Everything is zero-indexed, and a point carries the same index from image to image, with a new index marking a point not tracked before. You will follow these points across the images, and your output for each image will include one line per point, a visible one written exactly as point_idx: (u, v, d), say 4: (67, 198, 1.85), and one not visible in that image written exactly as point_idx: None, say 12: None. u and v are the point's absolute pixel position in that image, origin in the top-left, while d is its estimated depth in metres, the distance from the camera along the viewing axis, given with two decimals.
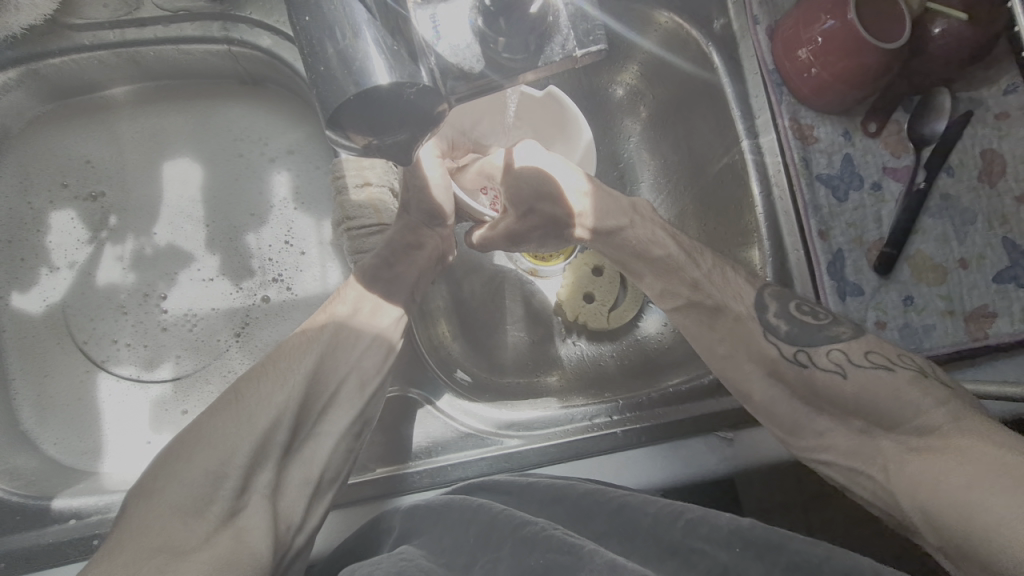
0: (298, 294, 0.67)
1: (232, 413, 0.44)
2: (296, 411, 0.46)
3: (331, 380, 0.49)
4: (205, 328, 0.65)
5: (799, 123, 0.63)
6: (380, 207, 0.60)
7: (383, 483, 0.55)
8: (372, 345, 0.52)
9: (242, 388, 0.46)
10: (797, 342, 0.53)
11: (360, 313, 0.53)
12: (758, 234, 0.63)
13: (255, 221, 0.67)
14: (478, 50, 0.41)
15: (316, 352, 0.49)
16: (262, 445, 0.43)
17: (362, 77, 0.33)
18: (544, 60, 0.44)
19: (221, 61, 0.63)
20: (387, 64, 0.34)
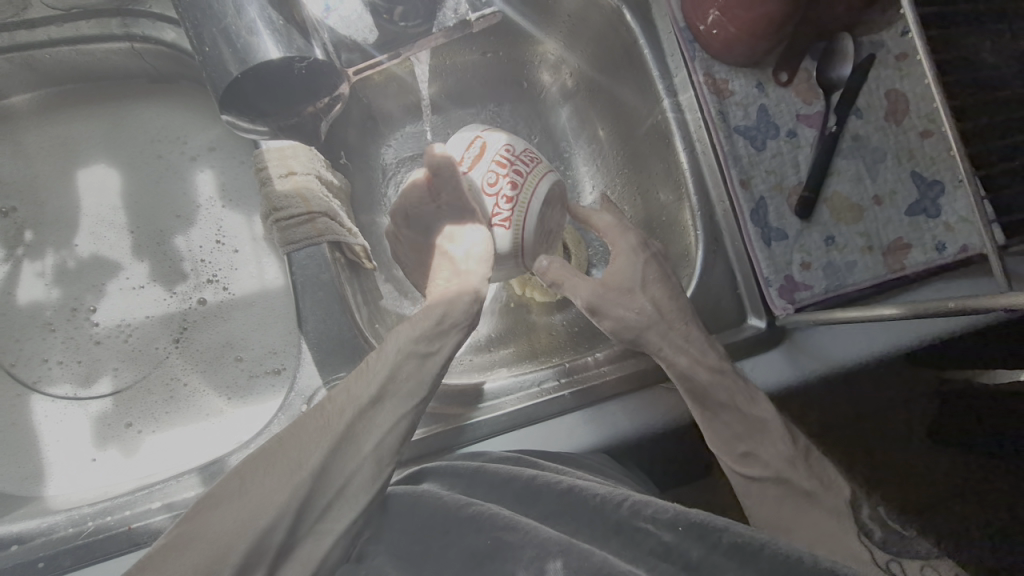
0: (235, 293, 0.65)
1: (227, 509, 0.39)
2: (296, 512, 0.40)
3: (344, 468, 0.43)
4: (142, 338, 0.64)
5: (714, 78, 0.64)
6: (307, 195, 0.58)
7: None
8: (399, 426, 0.46)
9: (246, 474, 0.41)
10: (891, 550, 0.46)
11: (388, 394, 0.46)
12: (685, 188, 0.65)
13: (182, 223, 0.66)
14: (370, 21, 0.47)
15: (327, 445, 0.42)
16: (257, 549, 0.38)
17: (246, 55, 0.34)
18: (440, 25, 0.48)
19: (126, 59, 0.61)
20: (275, 42, 0.34)
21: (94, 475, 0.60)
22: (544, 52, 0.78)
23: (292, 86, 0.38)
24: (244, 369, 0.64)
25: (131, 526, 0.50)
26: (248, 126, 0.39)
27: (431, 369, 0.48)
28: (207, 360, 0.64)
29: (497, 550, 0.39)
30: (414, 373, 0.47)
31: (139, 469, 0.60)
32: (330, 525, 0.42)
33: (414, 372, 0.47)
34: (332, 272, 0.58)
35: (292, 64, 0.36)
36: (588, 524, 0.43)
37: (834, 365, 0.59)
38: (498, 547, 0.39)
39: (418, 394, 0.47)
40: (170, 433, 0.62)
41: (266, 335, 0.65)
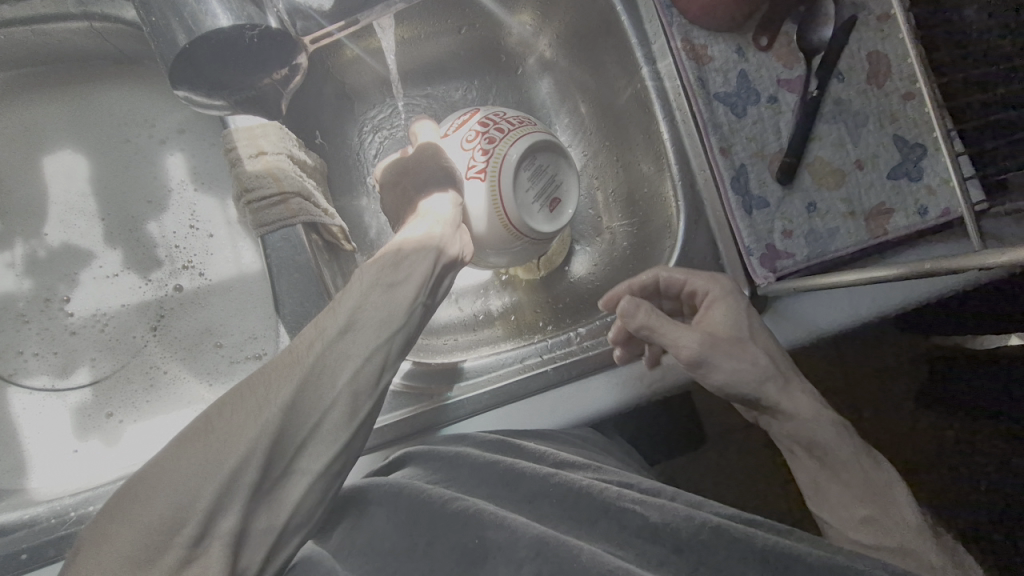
0: (212, 278, 0.64)
1: (195, 449, 0.37)
2: (268, 448, 0.38)
3: (315, 405, 0.40)
4: (119, 327, 0.63)
5: (692, 43, 0.63)
6: (278, 175, 0.57)
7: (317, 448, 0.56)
8: (373, 356, 0.43)
9: (212, 417, 0.38)
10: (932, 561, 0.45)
11: (357, 325, 0.43)
12: (666, 158, 0.65)
13: (154, 208, 0.64)
14: None
15: (296, 379, 0.40)
16: (227, 488, 0.36)
17: (195, 23, 0.37)
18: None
19: (86, 39, 0.59)
20: (223, 8, 0.37)
21: (77, 466, 0.59)
22: (521, 22, 0.77)
23: (243, 64, 0.39)
24: (224, 355, 0.64)
25: None
26: (205, 102, 0.41)
27: (405, 295, 0.45)
28: (186, 347, 0.64)
29: (481, 548, 0.38)
30: (386, 301, 0.44)
31: (121, 459, 0.59)
32: (308, 463, 0.40)
33: (387, 303, 0.44)
34: (308, 254, 0.57)
35: (242, 35, 0.38)
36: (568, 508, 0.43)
37: (814, 332, 0.60)
38: (486, 546, 0.38)
39: (393, 323, 0.44)
40: (153, 422, 0.62)
41: (245, 320, 0.64)
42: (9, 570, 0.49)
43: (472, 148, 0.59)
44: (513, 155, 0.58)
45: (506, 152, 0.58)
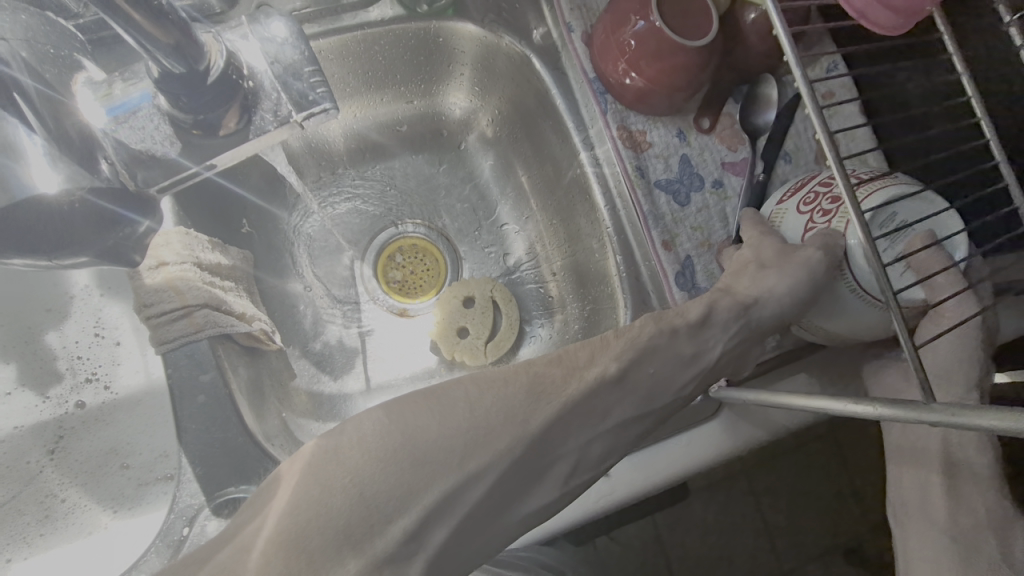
0: (118, 392, 0.59)
1: (448, 427, 0.39)
2: (507, 467, 0.39)
3: (558, 446, 0.41)
4: (10, 452, 0.57)
5: (629, 130, 0.59)
6: (181, 286, 0.52)
7: None
8: (615, 430, 0.43)
9: (481, 401, 0.40)
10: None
11: (628, 380, 0.44)
12: (610, 246, 0.61)
13: (54, 317, 0.59)
14: (168, 131, 0.39)
15: (558, 408, 0.41)
16: (463, 486, 0.37)
17: (17, 187, 0.29)
18: (256, 130, 0.41)
19: None
20: (51, 165, 0.30)
21: None
22: (458, 99, 0.74)
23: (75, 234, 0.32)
24: (131, 477, 0.58)
25: None
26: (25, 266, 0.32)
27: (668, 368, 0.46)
28: (87, 470, 0.57)
29: None
30: (661, 368, 0.46)
31: None
32: (524, 505, 0.40)
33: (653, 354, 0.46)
34: (214, 371, 0.52)
35: (74, 206, 0.31)
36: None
37: (767, 433, 0.56)
38: None
39: (652, 400, 0.45)
40: (45, 559, 0.55)
41: (155, 436, 0.58)
42: None
43: (810, 210, 0.48)
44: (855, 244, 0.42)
45: (841, 237, 0.43)
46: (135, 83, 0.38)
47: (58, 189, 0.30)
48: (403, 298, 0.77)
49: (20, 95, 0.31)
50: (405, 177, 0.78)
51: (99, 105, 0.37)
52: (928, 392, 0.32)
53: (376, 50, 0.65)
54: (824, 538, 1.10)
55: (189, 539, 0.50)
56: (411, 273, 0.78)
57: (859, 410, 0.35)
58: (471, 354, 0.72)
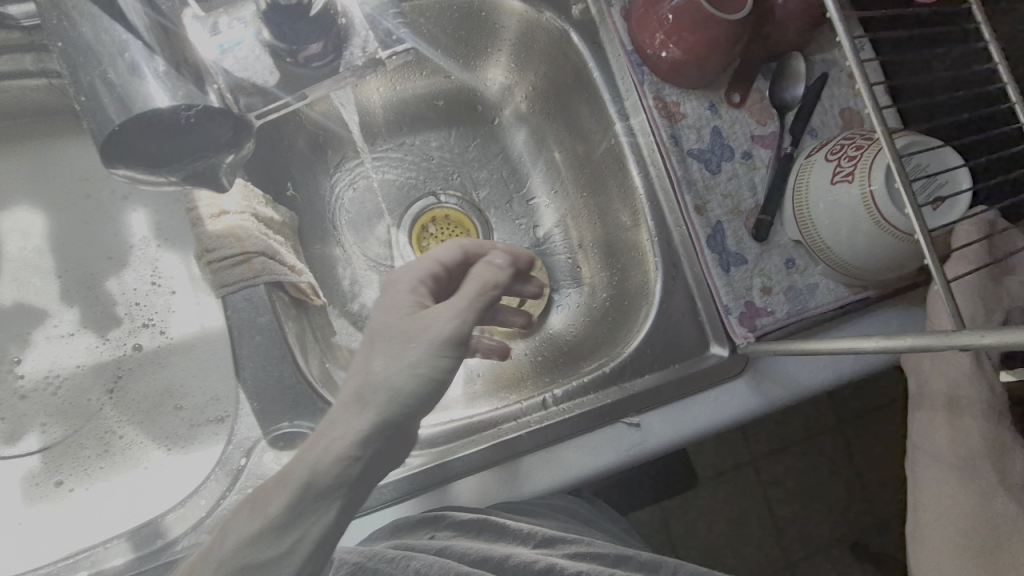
0: (173, 337, 0.62)
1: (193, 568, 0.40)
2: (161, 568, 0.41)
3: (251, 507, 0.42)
4: (72, 390, 0.60)
5: (664, 101, 0.62)
6: (240, 234, 0.55)
7: None
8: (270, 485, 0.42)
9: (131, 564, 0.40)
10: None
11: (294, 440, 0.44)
12: (643, 214, 0.64)
13: (114, 265, 0.62)
14: (269, 62, 0.46)
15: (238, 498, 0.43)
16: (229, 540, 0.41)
17: (134, 102, 0.37)
18: (348, 65, 0.47)
19: (47, 97, 0.58)
20: (164, 87, 0.37)
21: (22, 540, 0.56)
22: (495, 75, 0.77)
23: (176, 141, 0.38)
24: (184, 417, 0.61)
25: None
26: (149, 180, 0.40)
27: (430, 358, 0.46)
28: (144, 409, 0.61)
29: None
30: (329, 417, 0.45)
31: (69, 532, 0.56)
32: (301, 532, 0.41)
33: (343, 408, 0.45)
34: (270, 315, 0.55)
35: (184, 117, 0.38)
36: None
37: (791, 390, 0.59)
38: None
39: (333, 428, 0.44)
40: (104, 490, 0.58)
41: (207, 381, 0.62)
42: None
43: (837, 158, 0.55)
44: (881, 184, 0.50)
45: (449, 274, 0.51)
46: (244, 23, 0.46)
47: (171, 102, 0.37)
48: None
49: None
50: (440, 150, 0.81)
51: (213, 39, 0.45)
52: (960, 322, 0.36)
53: (419, 22, 0.68)
54: (831, 527, 1.11)
55: (246, 469, 0.53)
56: (445, 243, 0.82)
57: (893, 343, 0.38)
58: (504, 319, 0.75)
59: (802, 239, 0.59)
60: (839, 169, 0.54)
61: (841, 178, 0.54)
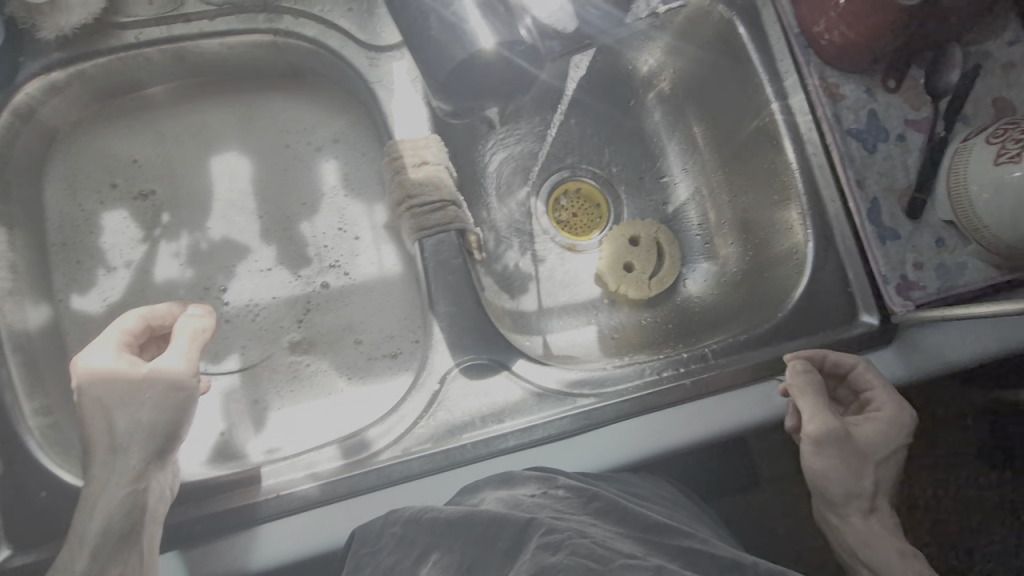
0: (356, 278, 0.68)
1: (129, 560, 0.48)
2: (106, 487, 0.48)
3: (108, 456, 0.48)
4: (267, 318, 0.67)
5: (827, 82, 0.66)
6: (439, 182, 0.61)
7: (479, 445, 0.57)
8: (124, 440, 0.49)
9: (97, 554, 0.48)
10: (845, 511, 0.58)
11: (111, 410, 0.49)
12: (794, 190, 0.68)
13: (307, 210, 0.68)
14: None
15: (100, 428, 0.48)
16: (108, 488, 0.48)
17: (468, 41, 0.42)
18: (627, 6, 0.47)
19: (266, 55, 0.64)
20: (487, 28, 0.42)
21: (226, 446, 0.63)
22: (646, 57, 0.81)
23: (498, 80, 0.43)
24: (362, 351, 0.67)
25: (280, 493, 0.55)
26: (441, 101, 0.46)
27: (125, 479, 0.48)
28: (328, 341, 0.67)
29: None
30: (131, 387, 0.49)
31: (267, 444, 0.64)
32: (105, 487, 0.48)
33: (115, 472, 0.48)
34: (461, 258, 0.61)
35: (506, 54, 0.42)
36: (600, 560, 0.41)
37: (940, 362, 0.62)
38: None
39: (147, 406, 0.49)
40: (295, 410, 0.65)
41: (384, 320, 0.68)
42: (187, 536, 0.54)
43: (1000, 141, 0.57)
44: None
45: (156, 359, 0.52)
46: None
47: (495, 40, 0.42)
48: (571, 235, 0.86)
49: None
50: (579, 127, 0.86)
51: None
52: None
53: None
54: None
55: (440, 393, 0.59)
56: (576, 215, 0.86)
57: None
58: (636, 286, 0.80)
59: (956, 219, 0.61)
60: (1004, 151, 0.56)
61: (1008, 159, 0.56)
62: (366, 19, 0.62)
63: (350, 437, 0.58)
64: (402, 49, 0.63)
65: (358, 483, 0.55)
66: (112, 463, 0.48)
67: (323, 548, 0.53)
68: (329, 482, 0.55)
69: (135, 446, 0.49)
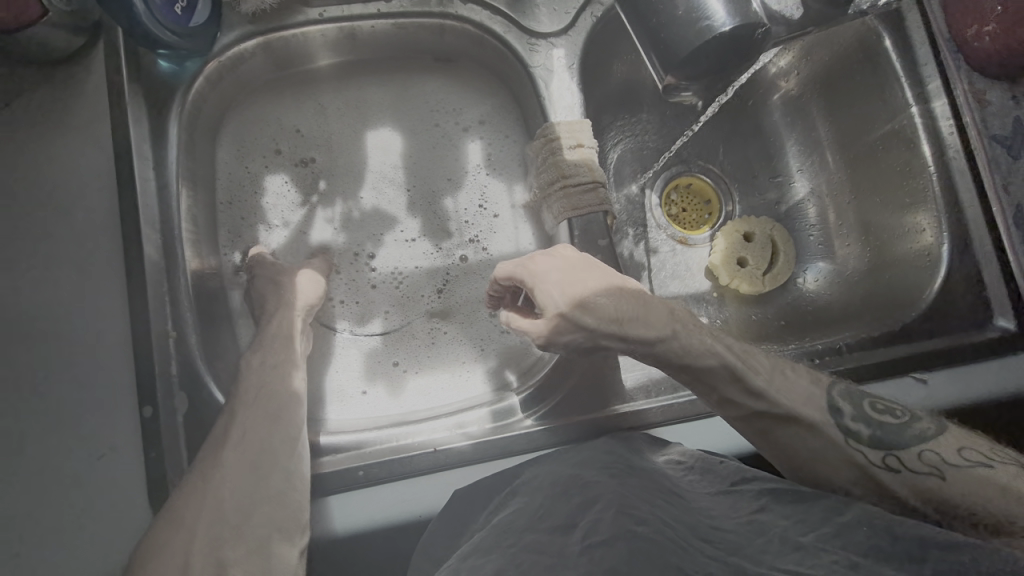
0: (493, 253, 0.71)
1: (279, 459, 0.53)
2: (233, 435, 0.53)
3: (247, 411, 0.55)
4: (410, 285, 0.70)
5: (975, 88, 0.67)
6: (592, 164, 0.64)
7: (621, 418, 0.59)
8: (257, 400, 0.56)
9: (250, 456, 0.53)
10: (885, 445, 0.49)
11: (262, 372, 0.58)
12: (930, 193, 0.69)
13: (452, 185, 0.72)
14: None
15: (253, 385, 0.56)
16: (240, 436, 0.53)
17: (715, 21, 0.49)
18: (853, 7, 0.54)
19: (430, 38, 0.68)
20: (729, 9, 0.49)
21: (369, 406, 0.67)
22: (778, 59, 0.83)
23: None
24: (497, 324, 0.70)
25: (437, 449, 0.58)
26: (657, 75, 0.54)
27: (258, 405, 0.55)
28: (465, 312, 0.70)
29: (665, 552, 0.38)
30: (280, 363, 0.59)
31: (405, 406, 0.67)
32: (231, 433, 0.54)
33: (244, 388, 0.56)
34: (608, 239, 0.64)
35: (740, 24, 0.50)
36: (680, 537, 0.40)
37: None
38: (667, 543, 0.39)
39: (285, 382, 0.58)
40: (434, 375, 0.68)
41: None
42: (348, 484, 0.56)
43: None
44: None
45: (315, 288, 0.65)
46: (789, 8, 0.53)
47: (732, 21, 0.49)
48: (683, 229, 0.87)
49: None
50: (697, 124, 0.87)
51: None
52: None
53: None
54: None
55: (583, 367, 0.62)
56: (686, 210, 0.88)
57: None
58: (751, 282, 0.81)
59: None
60: None
61: None
62: (531, 6, 0.65)
63: (498, 403, 0.62)
64: (563, 37, 0.66)
65: (509, 445, 0.58)
66: (244, 378, 0.57)
67: (403, 517, 0.55)
68: (482, 441, 0.58)
69: (270, 375, 0.57)
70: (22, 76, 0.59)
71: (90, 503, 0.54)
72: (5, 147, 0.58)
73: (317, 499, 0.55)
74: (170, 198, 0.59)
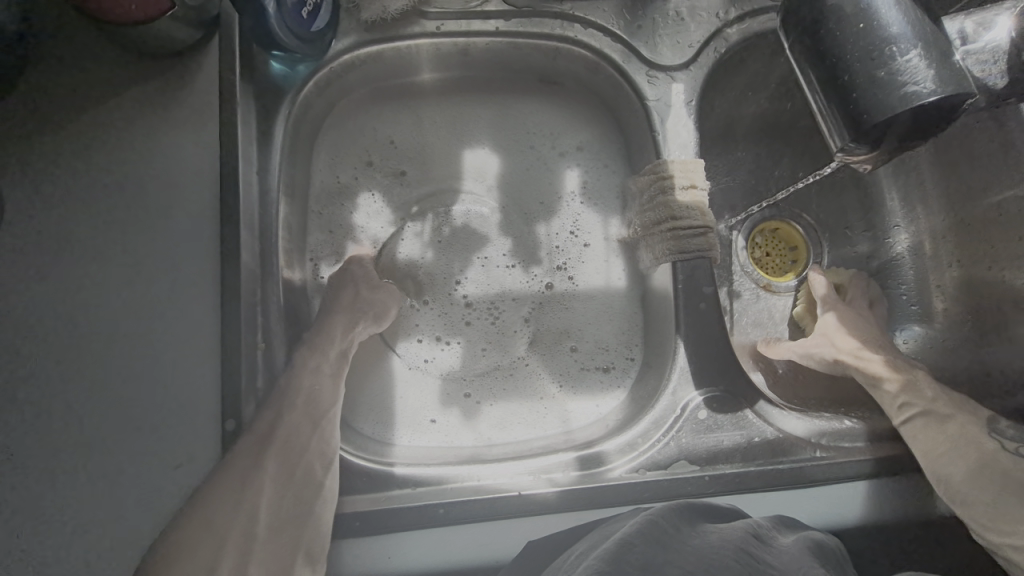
0: (582, 285, 0.68)
1: (315, 474, 0.53)
2: (269, 445, 0.52)
3: (286, 425, 0.53)
4: (500, 311, 0.68)
5: None
6: (703, 208, 0.61)
7: (717, 482, 0.55)
8: (302, 410, 0.55)
9: (287, 466, 0.52)
10: None
11: (315, 379, 0.57)
12: None
13: (545, 211, 0.69)
14: (1004, 66, 0.49)
15: (296, 398, 0.55)
16: (279, 446, 0.52)
17: (924, 86, 0.41)
18: None
19: (542, 59, 0.66)
20: (936, 76, 0.41)
21: (441, 435, 0.64)
22: None
23: (941, 127, 0.42)
24: (580, 360, 0.67)
25: (525, 492, 0.54)
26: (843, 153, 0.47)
27: (298, 423, 0.54)
28: (549, 345, 0.67)
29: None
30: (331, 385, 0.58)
31: (478, 437, 0.64)
32: (269, 438, 0.52)
33: (289, 398, 0.55)
34: (714, 287, 0.61)
35: (957, 88, 0.41)
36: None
37: None
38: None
39: (326, 399, 0.56)
40: (512, 409, 0.65)
41: (605, 331, 0.68)
42: (426, 520, 0.52)
43: None
44: None
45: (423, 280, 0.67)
46: (996, 77, 0.49)
47: (950, 88, 0.40)
48: (767, 275, 0.81)
49: (927, 27, 0.42)
50: (803, 179, 0.81)
51: (985, 37, 0.49)
52: None
53: None
54: None
55: (676, 420, 0.58)
56: (770, 255, 0.82)
57: None
58: None
59: None
60: None
61: None
62: (653, 37, 0.63)
63: (585, 450, 0.59)
64: (683, 71, 0.63)
65: (599, 497, 0.54)
66: (286, 387, 0.56)
67: (481, 562, 0.51)
68: (569, 490, 0.54)
69: (312, 389, 0.56)
70: (118, 60, 0.56)
71: (159, 521, 0.51)
72: (94, 128, 0.54)
73: (387, 537, 0.52)
74: (270, 205, 0.59)
